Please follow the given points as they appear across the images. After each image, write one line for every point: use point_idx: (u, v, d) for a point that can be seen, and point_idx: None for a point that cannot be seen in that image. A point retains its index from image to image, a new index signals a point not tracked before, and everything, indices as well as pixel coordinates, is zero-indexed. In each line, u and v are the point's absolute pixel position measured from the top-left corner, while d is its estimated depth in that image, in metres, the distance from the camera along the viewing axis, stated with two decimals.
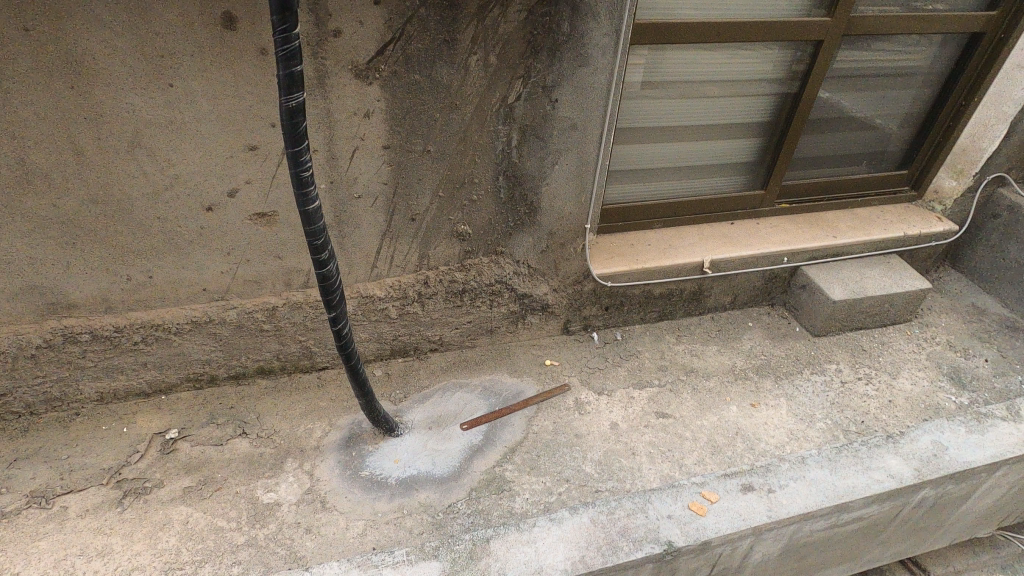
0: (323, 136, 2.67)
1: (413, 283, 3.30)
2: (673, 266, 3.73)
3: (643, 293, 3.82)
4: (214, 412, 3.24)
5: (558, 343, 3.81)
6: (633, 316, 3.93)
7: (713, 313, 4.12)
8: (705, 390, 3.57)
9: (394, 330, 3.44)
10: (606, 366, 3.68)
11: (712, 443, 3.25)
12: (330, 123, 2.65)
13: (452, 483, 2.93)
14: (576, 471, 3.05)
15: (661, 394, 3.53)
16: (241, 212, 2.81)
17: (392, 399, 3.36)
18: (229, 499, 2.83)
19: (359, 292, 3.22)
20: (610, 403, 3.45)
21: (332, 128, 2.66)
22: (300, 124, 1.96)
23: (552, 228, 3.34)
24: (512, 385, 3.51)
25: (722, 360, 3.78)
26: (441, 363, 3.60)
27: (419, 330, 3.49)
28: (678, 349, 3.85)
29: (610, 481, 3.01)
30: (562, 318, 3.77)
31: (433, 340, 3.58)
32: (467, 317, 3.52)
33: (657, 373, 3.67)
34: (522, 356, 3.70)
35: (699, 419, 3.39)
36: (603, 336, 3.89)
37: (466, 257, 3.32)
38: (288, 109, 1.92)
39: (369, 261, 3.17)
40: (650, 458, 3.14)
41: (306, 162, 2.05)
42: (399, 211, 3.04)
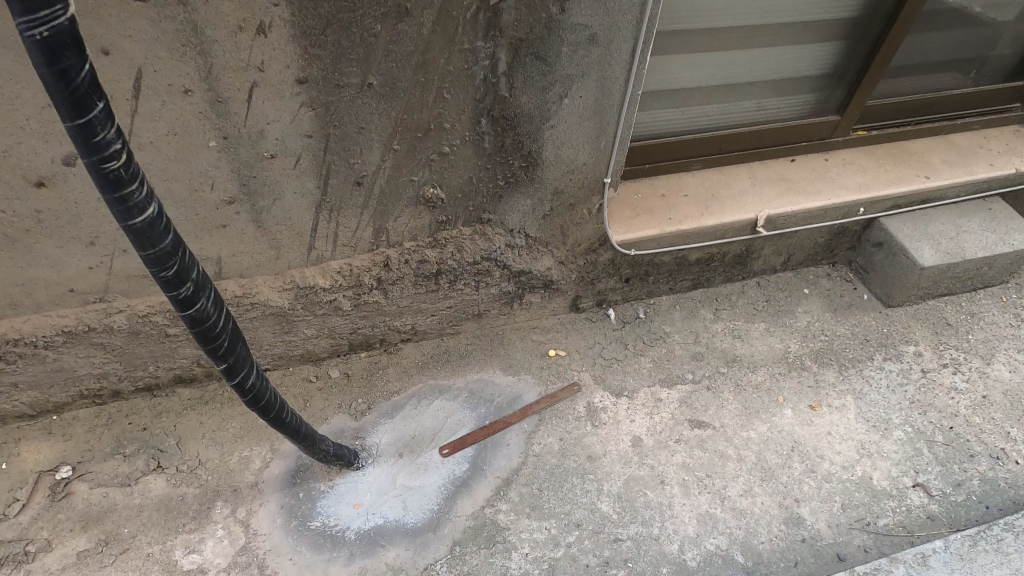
0: (196, 68, 1.69)
1: (369, 267, 2.42)
2: (717, 226, 2.82)
3: (675, 260, 2.95)
4: (122, 437, 2.51)
5: (564, 325, 3.00)
6: (659, 287, 3.08)
7: (759, 277, 3.26)
8: (752, 388, 2.81)
9: (350, 323, 2.62)
10: (626, 357, 2.89)
11: (762, 465, 2.54)
12: (204, 47, 1.66)
13: (430, 536, 2.26)
14: (588, 511, 2.37)
15: (696, 395, 2.77)
16: (93, 186, 1.87)
17: (352, 413, 2.62)
18: (138, 566, 2.18)
19: (295, 281, 2.37)
20: (631, 409, 2.71)
21: (209, 54, 1.67)
22: (72, 72, 1.02)
23: (559, 186, 2.41)
24: (506, 387, 2.75)
25: (772, 344, 2.99)
26: (414, 359, 2.82)
27: (384, 321, 2.67)
28: (717, 330, 3.03)
29: (633, 525, 2.34)
30: (570, 295, 2.93)
31: (403, 330, 2.77)
32: (445, 301, 2.69)
33: (691, 365, 2.88)
34: (519, 346, 2.90)
35: (745, 430, 2.66)
36: (622, 313, 3.06)
37: (439, 229, 2.42)
38: (35, 42, 0.97)
39: (304, 241, 2.28)
40: (684, 491, 2.45)
41: (112, 142, 1.11)
42: (337, 173, 2.09)
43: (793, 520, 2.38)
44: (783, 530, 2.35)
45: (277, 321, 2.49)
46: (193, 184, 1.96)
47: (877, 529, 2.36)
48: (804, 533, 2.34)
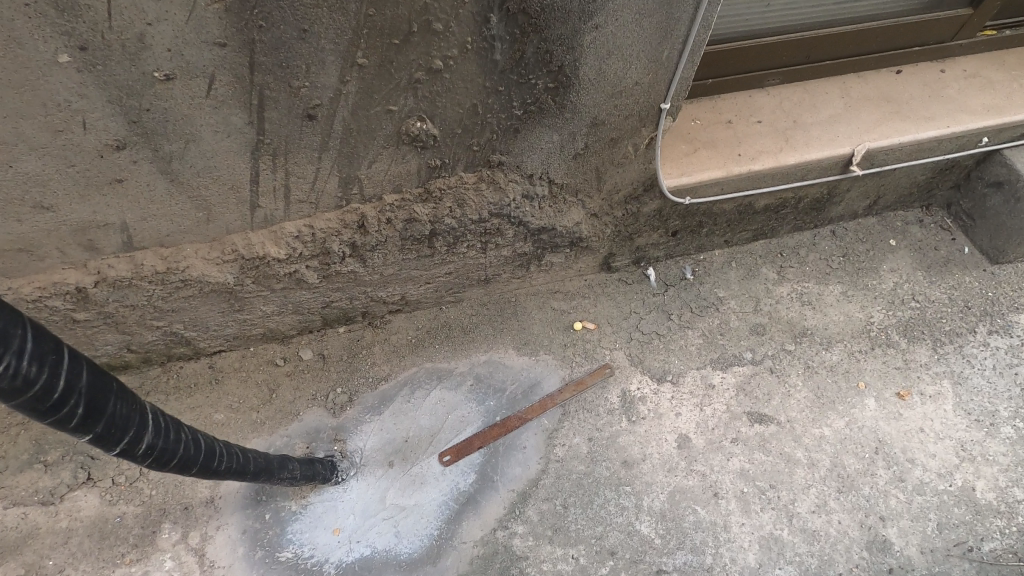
0: None
1: (338, 230, 1.79)
2: (800, 164, 2.14)
3: (737, 208, 2.29)
4: (41, 441, 2.00)
5: (592, 289, 2.40)
6: (712, 240, 2.45)
7: (834, 225, 2.61)
8: (825, 370, 2.26)
9: (321, 296, 2.04)
10: (670, 331, 2.32)
11: (839, 472, 2.05)
12: None
13: (429, 571, 1.82)
14: (624, 535, 1.91)
15: (756, 379, 2.23)
16: None
17: (330, 407, 2.11)
18: None
19: (238, 250, 1.75)
20: (676, 399, 2.17)
21: None
22: None
23: (597, 116, 1.74)
24: (521, 372, 2.21)
25: (851, 313, 2.39)
26: (406, 335, 2.26)
27: (364, 292, 2.09)
28: (782, 295, 2.43)
29: (680, 554, 1.89)
30: (601, 253, 2.31)
31: (391, 301, 2.19)
32: (443, 267, 2.08)
33: (750, 341, 2.32)
34: (535, 317, 2.33)
35: (818, 427, 2.14)
36: (663, 273, 2.45)
37: (432, 177, 1.76)
38: None
39: (242, 198, 1.64)
40: (742, 508, 1.97)
41: None
42: (276, 103, 1.42)
43: (878, 545, 1.92)
44: (865, 558, 1.90)
45: (222, 298, 1.90)
46: (54, 123, 1.31)
47: (982, 557, 1.91)
48: (892, 563, 1.89)
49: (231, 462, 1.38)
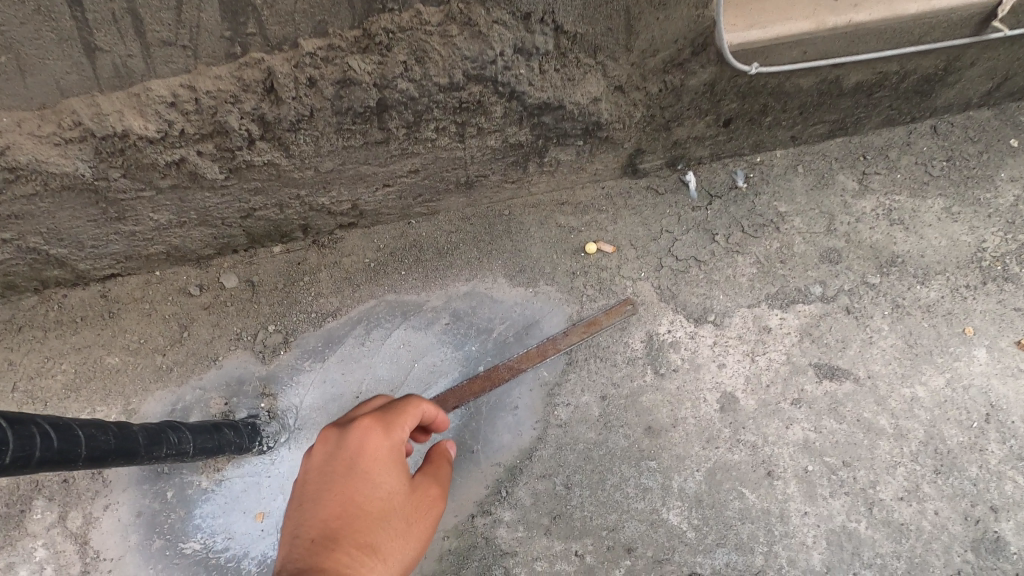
0: None
1: (235, 96, 1.19)
2: (919, 17, 1.48)
3: (818, 86, 1.64)
4: None
5: (610, 200, 1.80)
6: (776, 134, 1.81)
7: (939, 117, 1.94)
8: (921, 311, 1.69)
9: (234, 202, 1.47)
10: (713, 257, 1.74)
11: (937, 447, 1.53)
12: None
13: None
14: (646, 526, 1.44)
15: (827, 322, 1.67)
16: None
17: (259, 351, 1.59)
18: None
19: (84, 124, 1.16)
20: (720, 347, 1.63)
21: None
22: None
23: None
24: (513, 308, 1.67)
25: (956, 237, 1.79)
26: (362, 258, 1.70)
27: (297, 197, 1.51)
28: (865, 210, 1.82)
29: (721, 553, 1.42)
30: (625, 149, 1.70)
31: (338, 211, 1.62)
32: (404, 161, 1.49)
33: (820, 271, 1.73)
34: (534, 235, 1.75)
35: (909, 386, 1.60)
36: (707, 180, 1.84)
37: (372, 8, 1.12)
38: None
39: (65, 32, 1.03)
40: (806, 493, 1.48)
41: None
42: None
43: (988, 546, 1.43)
44: (970, 563, 1.42)
45: (86, 200, 1.33)
46: None
47: None
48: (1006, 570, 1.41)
49: (27, 451, 0.85)
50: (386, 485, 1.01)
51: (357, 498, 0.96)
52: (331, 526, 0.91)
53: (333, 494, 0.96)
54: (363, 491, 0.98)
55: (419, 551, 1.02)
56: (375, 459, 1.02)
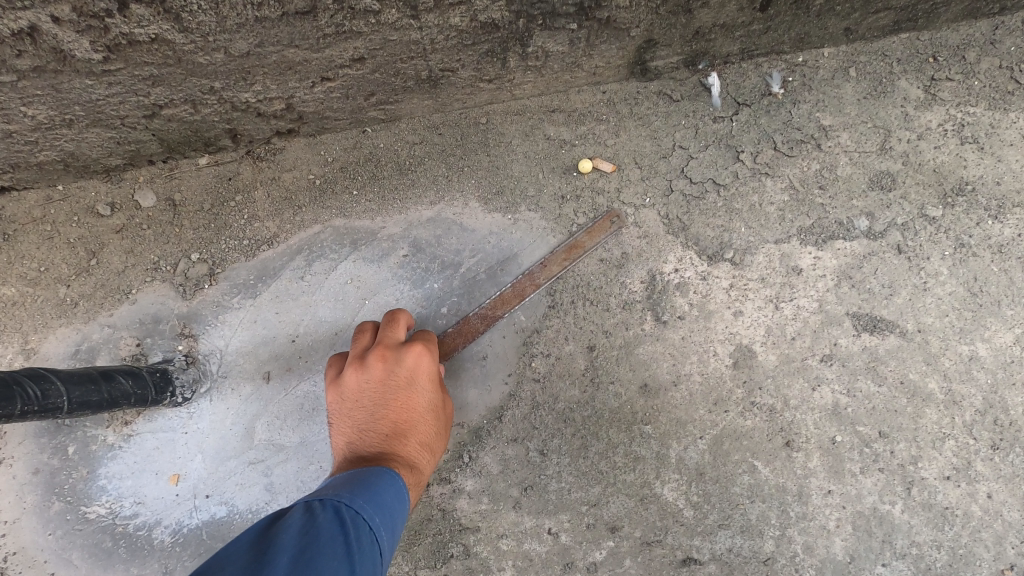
0: None
1: None
2: None
3: None
4: None
5: (612, 107, 1.46)
6: (827, 24, 1.42)
7: None
8: (991, 253, 1.37)
9: (128, 95, 1.16)
10: (736, 180, 1.41)
11: (998, 418, 1.25)
12: None
13: None
14: (635, 502, 1.22)
15: (871, 264, 1.36)
16: None
17: (179, 284, 1.33)
18: None
19: None
20: (738, 291, 1.33)
21: None
22: None
23: None
24: (488, 238, 1.38)
25: None
26: (305, 172, 1.40)
27: (210, 91, 1.20)
28: (931, 125, 1.46)
29: (723, 535, 1.22)
30: (632, 38, 1.33)
31: (269, 111, 1.30)
32: (343, 46, 1.16)
33: (868, 200, 1.40)
34: (517, 149, 1.43)
35: (970, 343, 1.30)
36: (735, 83, 1.47)
37: None
38: None
39: None
40: (832, 469, 1.23)
41: None
42: None
43: None
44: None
45: None
46: None
47: None
48: None
49: None
50: (436, 396, 1.06)
51: (420, 408, 1.01)
52: (398, 431, 0.98)
53: (397, 402, 0.99)
54: (422, 398, 1.03)
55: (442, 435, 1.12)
56: (429, 373, 1.06)
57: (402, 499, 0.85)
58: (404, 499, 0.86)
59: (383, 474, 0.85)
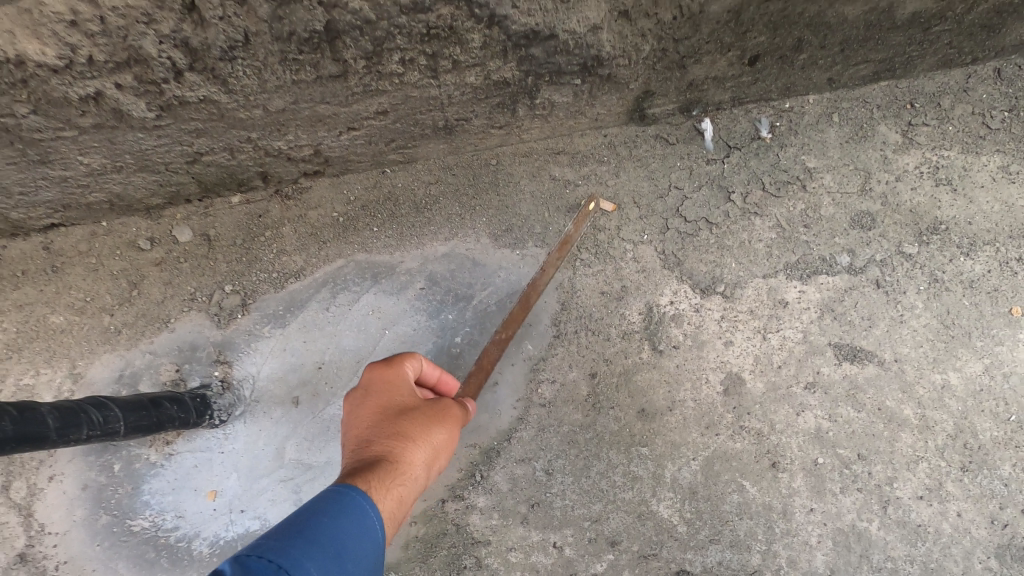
0: None
1: (148, 14, 0.97)
2: None
3: (866, 16, 1.37)
4: None
5: (613, 150, 1.58)
6: (811, 75, 1.55)
7: (1011, 57, 1.63)
8: (962, 288, 1.48)
9: (174, 145, 1.28)
10: (727, 219, 1.52)
11: (967, 442, 1.36)
12: None
13: None
14: (633, 518, 1.32)
15: (852, 297, 1.47)
16: None
17: (214, 313, 1.44)
18: None
19: None
20: (728, 322, 1.45)
21: None
22: None
23: None
24: (498, 272, 1.49)
25: (1013, 201, 1.55)
26: (330, 210, 1.52)
27: (248, 141, 1.32)
28: (908, 168, 1.58)
29: (714, 550, 1.31)
30: (631, 91, 1.46)
31: (299, 156, 1.42)
32: (369, 102, 1.28)
33: (849, 238, 1.52)
34: (525, 190, 1.54)
35: (943, 372, 1.41)
36: (726, 128, 1.60)
37: None
38: None
39: None
40: (814, 488, 1.33)
41: None
42: None
43: (1013, 553, 1.29)
44: (990, 571, 1.29)
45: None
46: None
47: None
48: None
49: None
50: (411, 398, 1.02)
51: (388, 408, 0.99)
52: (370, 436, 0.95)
53: (367, 410, 1.00)
54: (395, 400, 1.01)
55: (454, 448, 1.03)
56: (402, 377, 1.04)
57: (356, 513, 0.81)
58: (354, 514, 0.81)
59: (345, 496, 0.82)
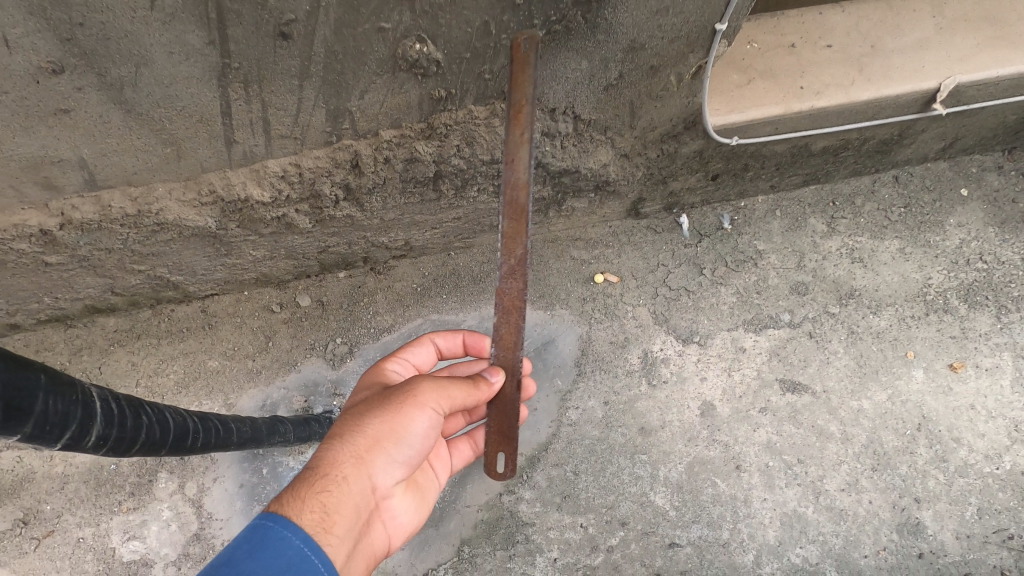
0: None
1: (328, 170, 1.56)
2: (874, 101, 1.79)
3: (791, 150, 1.98)
4: None
5: (616, 237, 2.16)
6: (757, 185, 2.15)
7: (899, 169, 2.28)
8: (871, 337, 2.04)
9: (315, 241, 1.84)
10: (700, 287, 2.09)
11: (875, 449, 1.89)
12: None
13: (431, 533, 1.77)
14: (637, 505, 1.81)
15: (791, 345, 2.02)
16: None
17: (329, 358, 1.98)
18: (67, 555, 1.75)
19: (218, 191, 1.54)
20: (703, 363, 1.99)
21: None
22: None
23: (636, 39, 1.44)
24: (535, 328, 2.04)
25: (907, 274, 2.14)
26: (411, 282, 2.08)
27: (363, 238, 1.89)
28: (831, 250, 2.16)
29: (696, 527, 1.79)
30: (629, 197, 2.05)
31: (393, 246, 1.99)
32: (450, 212, 1.86)
33: (789, 301, 2.09)
34: (553, 267, 2.11)
35: (857, 399, 1.95)
36: (698, 221, 2.19)
37: (435, 109, 1.48)
38: None
39: (214, 132, 1.39)
40: (767, 483, 1.84)
41: None
42: (239, 17, 1.14)
43: (909, 528, 1.80)
44: (894, 542, 1.78)
45: (206, 242, 1.72)
46: None
47: None
48: (922, 547, 1.77)
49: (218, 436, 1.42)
50: (364, 401, 1.30)
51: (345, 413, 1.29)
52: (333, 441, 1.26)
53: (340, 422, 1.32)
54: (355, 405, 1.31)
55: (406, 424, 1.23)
56: (370, 390, 1.35)
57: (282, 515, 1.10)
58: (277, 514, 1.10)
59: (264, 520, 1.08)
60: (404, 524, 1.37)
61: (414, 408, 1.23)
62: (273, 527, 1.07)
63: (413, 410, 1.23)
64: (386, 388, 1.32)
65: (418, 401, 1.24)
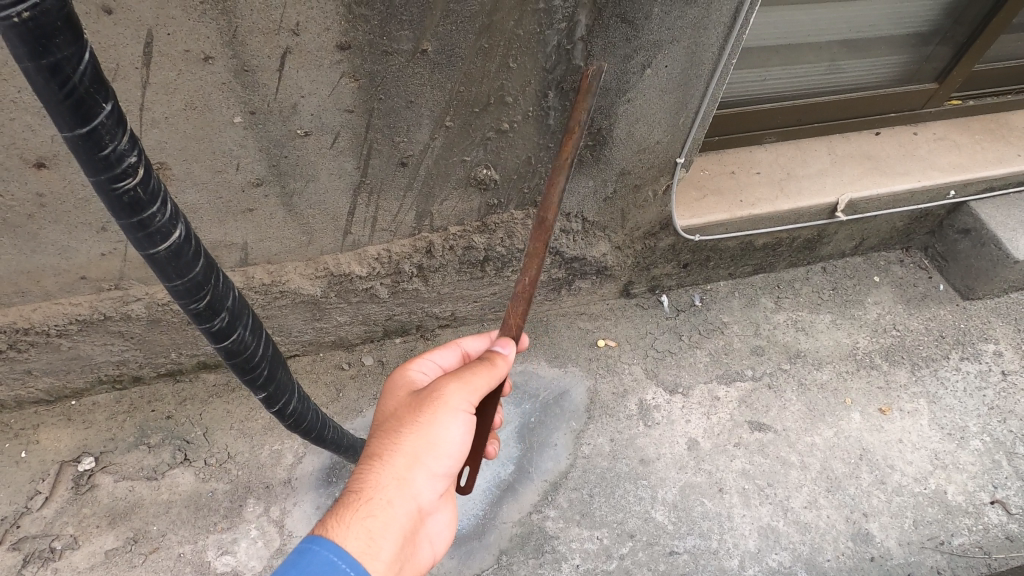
0: (219, 41, 1.42)
1: (409, 254, 2.17)
2: (793, 210, 2.52)
3: (740, 246, 2.67)
4: (145, 425, 2.36)
5: (613, 312, 2.77)
6: (718, 272, 2.82)
7: (825, 262, 2.99)
8: (816, 387, 2.60)
9: (386, 310, 2.41)
10: (681, 349, 2.67)
11: (828, 474, 2.36)
12: (228, 21, 1.39)
13: (474, 544, 2.16)
14: (641, 520, 2.22)
15: (756, 394, 2.56)
16: None
17: None
18: (170, 567, 2.08)
19: (330, 268, 2.14)
20: (686, 408, 2.51)
21: (230, 27, 1.40)
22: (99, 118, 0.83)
23: (625, 167, 2.15)
24: (553, 381, 2.56)
25: (840, 339, 2.74)
26: None
27: (422, 308, 2.46)
28: (780, 321, 2.78)
29: (690, 537, 2.20)
30: (621, 280, 2.69)
31: (442, 317, 2.55)
32: (489, 288, 2.46)
33: (751, 360, 2.66)
34: (565, 334, 2.69)
35: (810, 435, 2.46)
36: (675, 300, 2.82)
37: (488, 211, 2.14)
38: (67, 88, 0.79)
39: (339, 226, 2.02)
40: (744, 501, 2.29)
41: (151, 189, 0.92)
42: (380, 153, 1.81)
43: (861, 536, 2.22)
44: (850, 547, 2.20)
45: (308, 308, 2.27)
46: (215, 165, 1.69)
47: (953, 549, 2.20)
48: (873, 552, 2.19)
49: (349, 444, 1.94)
50: (397, 417, 1.55)
51: (379, 435, 1.53)
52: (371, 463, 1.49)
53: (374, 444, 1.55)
54: (388, 421, 1.55)
55: (434, 429, 1.48)
56: (401, 406, 1.59)
57: (328, 545, 1.27)
58: (324, 542, 1.28)
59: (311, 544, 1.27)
60: (436, 540, 1.58)
61: (444, 413, 1.49)
62: (322, 551, 1.26)
63: (444, 417, 1.49)
64: (413, 397, 1.58)
65: (447, 407, 1.49)
